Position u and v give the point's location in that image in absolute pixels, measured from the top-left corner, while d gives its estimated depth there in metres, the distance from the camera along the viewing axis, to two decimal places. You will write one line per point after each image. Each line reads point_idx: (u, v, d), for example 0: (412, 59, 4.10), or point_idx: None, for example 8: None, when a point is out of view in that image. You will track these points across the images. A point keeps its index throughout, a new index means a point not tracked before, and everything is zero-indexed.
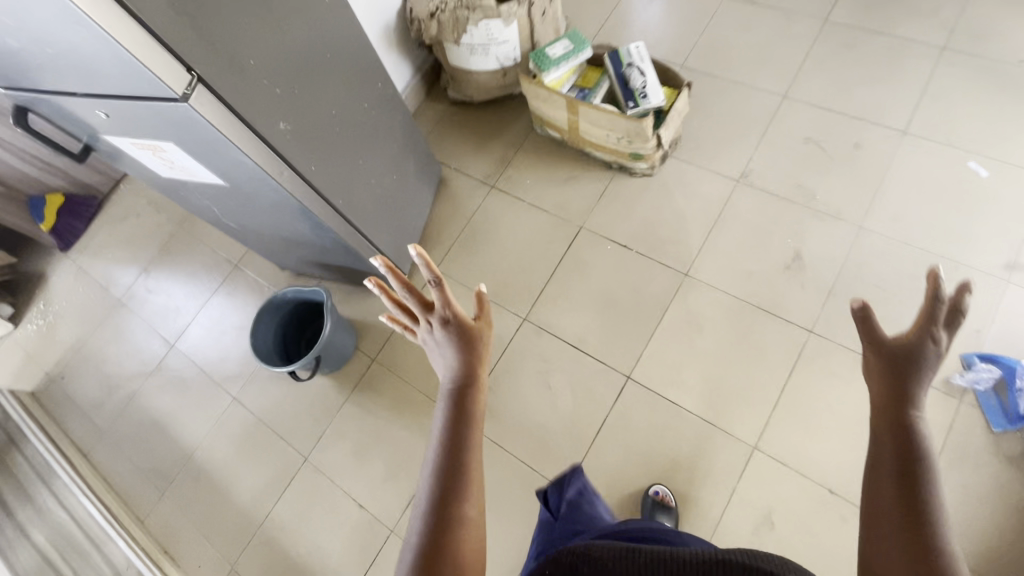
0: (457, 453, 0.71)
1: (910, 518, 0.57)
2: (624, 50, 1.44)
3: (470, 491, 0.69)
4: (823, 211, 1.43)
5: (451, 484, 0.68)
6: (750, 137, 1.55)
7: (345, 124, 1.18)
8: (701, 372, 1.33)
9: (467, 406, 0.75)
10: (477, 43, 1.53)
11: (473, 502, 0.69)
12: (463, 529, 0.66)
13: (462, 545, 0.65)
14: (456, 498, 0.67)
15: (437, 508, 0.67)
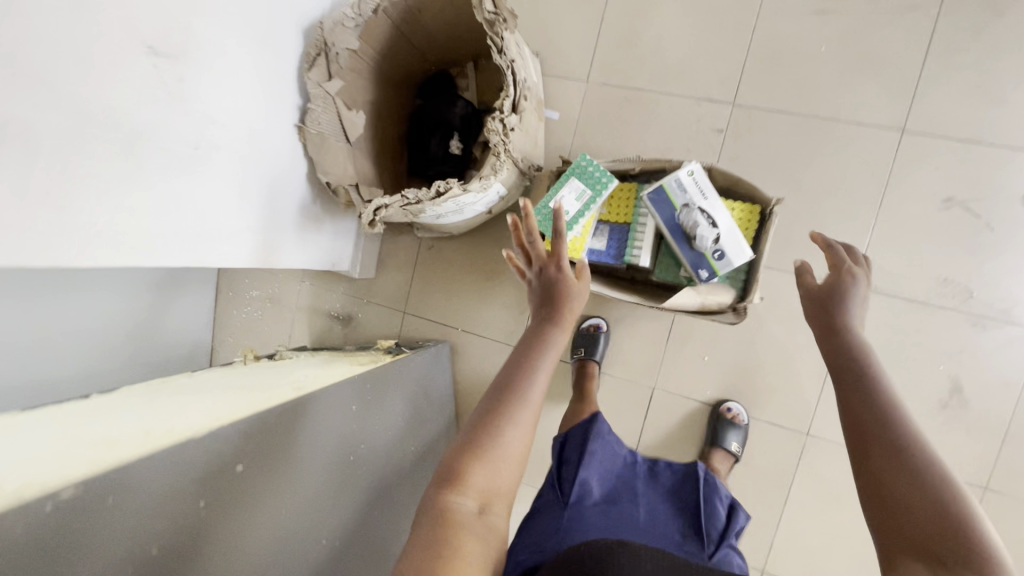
0: (534, 379, 0.73)
1: (898, 441, 0.56)
2: (669, 186, 0.93)
3: (515, 416, 0.70)
4: (984, 314, 1.04)
5: (509, 394, 0.71)
6: (862, 214, 1.08)
7: (346, 493, 0.83)
8: (848, 552, 1.13)
9: (552, 338, 0.79)
10: (445, 211, 1.01)
11: (520, 428, 0.69)
12: (507, 438, 0.68)
13: (501, 450, 0.67)
14: (509, 413, 0.70)
15: (490, 408, 0.70)
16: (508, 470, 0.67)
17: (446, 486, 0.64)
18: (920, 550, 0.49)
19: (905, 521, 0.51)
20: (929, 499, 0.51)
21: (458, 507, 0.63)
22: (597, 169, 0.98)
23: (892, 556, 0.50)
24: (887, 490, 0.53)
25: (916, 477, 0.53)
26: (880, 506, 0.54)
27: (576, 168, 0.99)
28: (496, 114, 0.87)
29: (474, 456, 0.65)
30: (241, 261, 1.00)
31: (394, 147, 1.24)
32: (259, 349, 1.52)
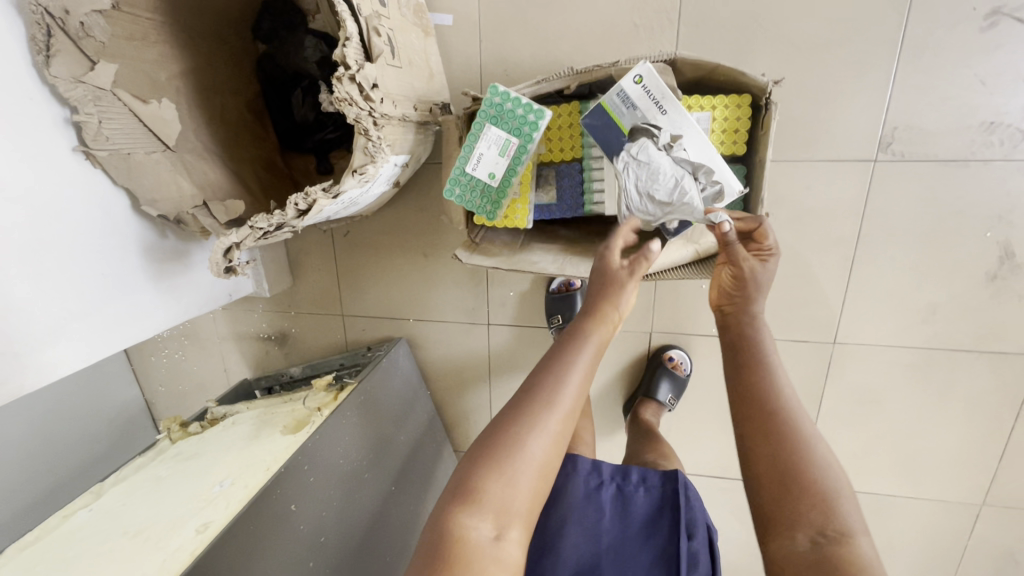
0: (565, 381, 0.61)
1: (788, 430, 0.61)
2: (610, 104, 0.68)
3: (546, 417, 0.58)
4: None
5: (535, 397, 0.59)
6: (877, 61, 0.81)
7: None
8: (895, 450, 1.03)
9: (586, 333, 0.65)
10: (334, 213, 0.72)
11: (546, 434, 0.57)
12: (530, 446, 0.56)
13: (521, 461, 0.55)
14: (533, 417, 0.58)
15: (509, 412, 0.59)
16: (528, 485, 0.56)
17: (457, 504, 0.54)
18: (807, 525, 0.55)
19: (790, 501, 0.57)
20: (809, 471, 0.58)
21: (469, 532, 0.52)
22: (518, 102, 0.68)
23: (783, 529, 0.56)
24: (776, 466, 0.59)
25: (801, 447, 0.60)
26: (771, 488, 0.59)
27: (488, 108, 0.69)
28: (339, 72, 0.55)
29: (490, 468, 0.55)
30: (86, 355, 0.74)
31: (248, 123, 0.91)
32: (199, 394, 1.30)
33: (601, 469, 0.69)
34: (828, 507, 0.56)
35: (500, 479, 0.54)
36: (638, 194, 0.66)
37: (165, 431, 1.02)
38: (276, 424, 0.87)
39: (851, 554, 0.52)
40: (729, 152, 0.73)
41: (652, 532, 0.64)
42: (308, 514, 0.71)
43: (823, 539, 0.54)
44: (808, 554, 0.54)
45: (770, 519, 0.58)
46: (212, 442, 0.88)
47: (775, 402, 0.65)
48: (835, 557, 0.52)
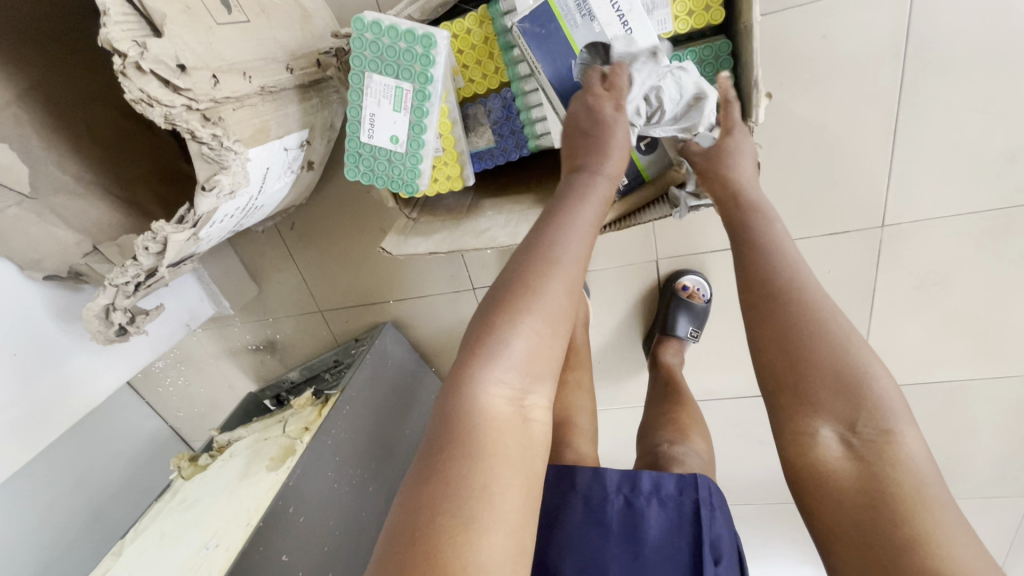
0: (575, 227, 0.46)
1: (805, 313, 0.43)
2: (560, 6, 0.52)
3: (561, 267, 0.45)
4: None
5: (539, 245, 0.46)
6: None
7: None
8: (972, 332, 0.86)
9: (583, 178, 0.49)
10: (227, 229, 0.60)
11: (564, 288, 0.45)
12: (547, 300, 0.44)
13: (538, 317, 0.43)
14: (544, 270, 0.44)
15: (519, 255, 0.46)
16: (553, 348, 0.44)
17: (470, 363, 0.42)
18: (833, 415, 0.41)
19: (798, 399, 0.42)
20: (832, 362, 0.41)
21: (485, 406, 0.41)
22: (396, 33, 0.50)
23: (800, 424, 0.42)
24: (784, 346, 0.43)
25: (825, 342, 0.42)
26: (771, 381, 0.44)
27: (361, 50, 0.51)
28: (115, 65, 0.40)
29: (493, 339, 0.42)
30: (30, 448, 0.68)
31: (134, 131, 0.77)
32: (214, 412, 1.27)
33: (605, 481, 0.62)
34: (861, 396, 0.40)
35: (505, 349, 0.42)
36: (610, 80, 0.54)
37: (176, 470, 0.98)
38: (263, 454, 0.81)
39: (893, 458, 0.39)
40: (702, 23, 0.53)
41: (672, 551, 0.57)
42: (306, 556, 0.66)
43: (857, 441, 0.40)
44: (840, 459, 0.40)
45: (780, 409, 0.43)
46: (211, 482, 0.84)
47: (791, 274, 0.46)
48: (876, 462, 0.39)
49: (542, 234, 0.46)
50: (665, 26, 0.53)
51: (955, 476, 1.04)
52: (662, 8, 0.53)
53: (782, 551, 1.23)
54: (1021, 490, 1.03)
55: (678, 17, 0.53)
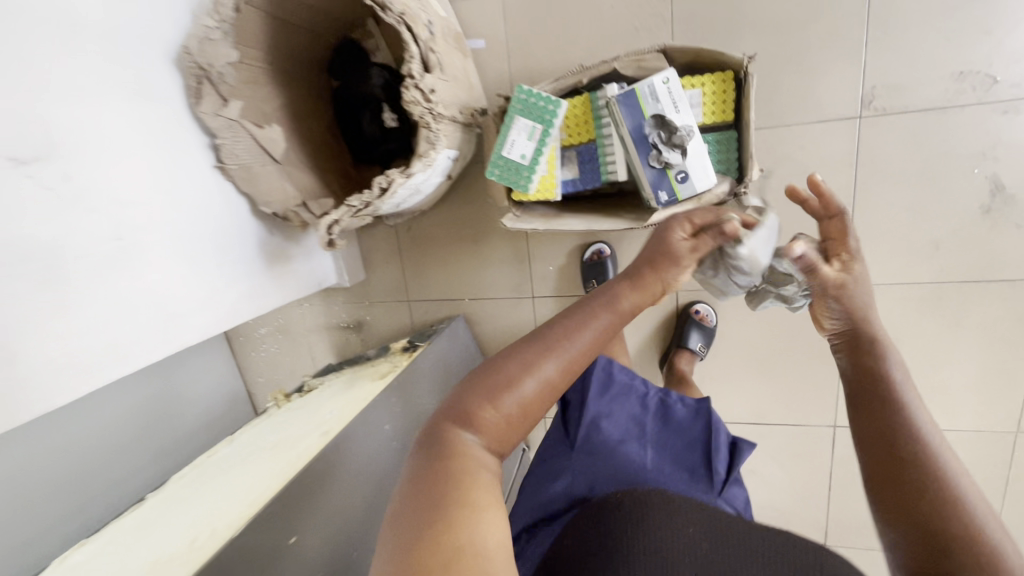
0: (576, 329, 0.55)
1: (936, 488, 0.48)
2: (641, 92, 0.84)
3: (555, 358, 0.53)
4: (1011, 95, 0.92)
5: (544, 338, 0.55)
6: (847, 33, 0.95)
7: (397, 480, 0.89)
8: (922, 385, 1.09)
9: (599, 299, 0.59)
10: (403, 201, 0.94)
11: (552, 376, 0.53)
12: (534, 378, 0.52)
13: (523, 390, 0.52)
14: (543, 355, 0.53)
15: (530, 342, 0.55)
16: (527, 421, 0.53)
17: (460, 413, 0.51)
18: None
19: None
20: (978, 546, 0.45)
21: (454, 450, 0.49)
22: (539, 97, 0.87)
23: None
24: (923, 540, 0.46)
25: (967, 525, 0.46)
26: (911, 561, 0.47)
27: (517, 104, 0.87)
28: (408, 80, 0.81)
29: (490, 396, 0.51)
30: (239, 316, 0.98)
31: (330, 142, 1.14)
32: (291, 381, 1.51)
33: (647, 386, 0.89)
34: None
35: (494, 405, 0.51)
36: (674, 147, 0.84)
37: (272, 403, 1.22)
38: (365, 378, 1.10)
39: None
40: (721, 119, 0.88)
41: (688, 431, 0.81)
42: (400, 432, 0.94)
43: None
44: None
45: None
46: (314, 399, 1.09)
47: (909, 424, 0.51)
48: None
49: (549, 331, 0.55)
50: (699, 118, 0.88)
51: None
52: (698, 107, 0.88)
53: None
54: None
55: (706, 114, 0.88)
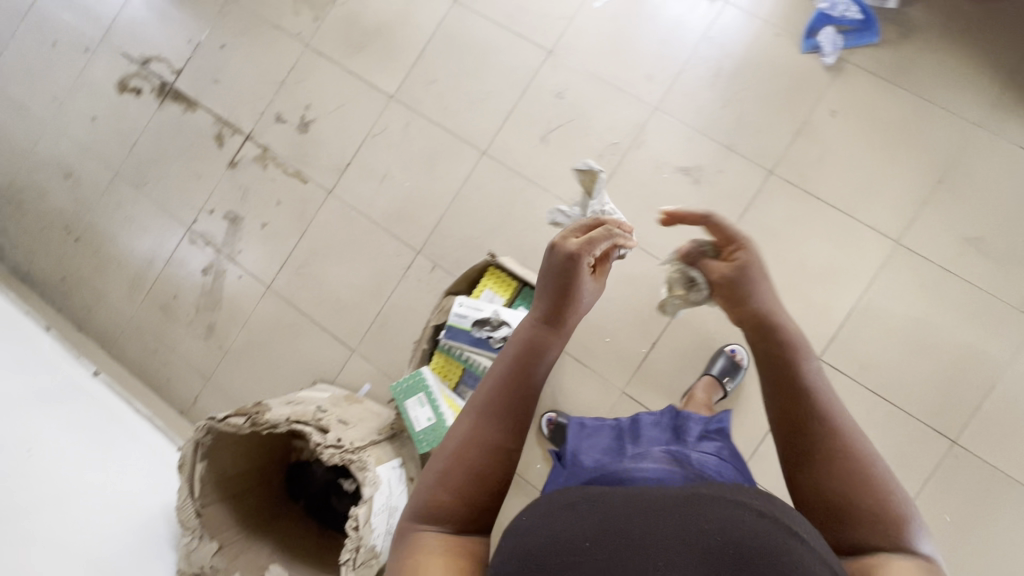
0: (516, 396, 0.68)
1: (840, 435, 0.64)
2: (454, 321, 1.16)
3: (505, 419, 0.67)
4: (630, 137, 1.37)
5: (494, 408, 0.67)
6: (531, 194, 1.40)
7: None
8: (813, 280, 1.26)
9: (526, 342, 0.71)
10: (386, 527, 1.07)
11: (506, 442, 0.66)
12: (494, 445, 0.65)
13: (483, 459, 0.64)
14: (493, 420, 0.66)
15: (484, 407, 0.67)
16: (499, 483, 0.64)
17: (439, 492, 0.62)
18: (881, 517, 0.58)
19: (865, 505, 0.59)
20: (871, 473, 0.61)
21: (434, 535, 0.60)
22: (408, 378, 1.15)
23: (870, 533, 0.58)
24: (846, 475, 0.61)
25: (864, 461, 0.62)
26: (839, 485, 0.61)
27: (399, 394, 1.15)
28: (317, 446, 1.04)
29: (461, 472, 0.63)
30: None
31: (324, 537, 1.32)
32: None
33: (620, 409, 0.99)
34: (891, 510, 0.59)
35: (468, 474, 0.63)
36: (496, 326, 1.14)
37: None
38: None
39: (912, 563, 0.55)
40: (511, 288, 1.21)
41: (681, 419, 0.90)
42: None
43: (896, 548, 0.57)
44: (886, 557, 0.56)
45: (852, 510, 0.59)
46: None
47: (838, 426, 0.65)
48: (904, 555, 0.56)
49: (495, 397, 0.67)
50: (500, 299, 1.21)
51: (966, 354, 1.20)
52: (495, 295, 1.21)
53: (986, 530, 1.17)
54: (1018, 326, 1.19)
55: (501, 294, 1.21)
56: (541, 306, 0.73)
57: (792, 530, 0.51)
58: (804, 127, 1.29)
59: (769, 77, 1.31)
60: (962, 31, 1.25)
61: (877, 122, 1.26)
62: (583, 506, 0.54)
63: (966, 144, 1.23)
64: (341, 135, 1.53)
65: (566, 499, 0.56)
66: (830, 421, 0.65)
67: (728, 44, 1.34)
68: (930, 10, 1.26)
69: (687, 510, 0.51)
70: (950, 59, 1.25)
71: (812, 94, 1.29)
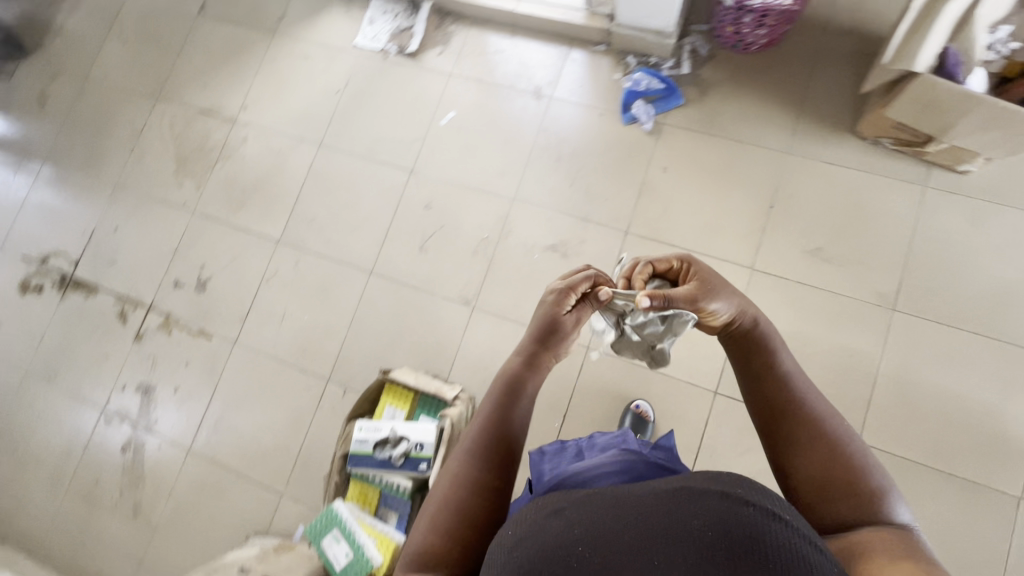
0: (508, 434, 0.69)
1: (815, 418, 0.65)
2: (356, 448, 1.18)
3: (499, 458, 0.67)
4: (498, 229, 1.49)
5: (487, 448, 0.67)
6: (422, 300, 1.48)
7: None
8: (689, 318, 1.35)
9: (516, 381, 0.74)
10: None
11: (500, 482, 0.65)
12: (488, 483, 0.65)
13: (474, 496, 0.64)
14: (486, 459, 0.66)
15: (476, 444, 0.68)
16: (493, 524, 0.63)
17: (431, 535, 0.61)
18: (865, 499, 0.58)
19: (846, 487, 0.59)
20: (853, 456, 0.61)
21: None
22: (321, 516, 1.15)
23: (855, 514, 0.58)
24: (829, 458, 0.61)
25: (844, 444, 0.62)
26: (823, 468, 0.61)
27: (314, 534, 1.14)
28: None
29: (452, 512, 0.62)
30: None
31: None
32: None
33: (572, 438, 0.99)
34: (877, 491, 0.59)
35: (460, 514, 0.62)
36: (396, 444, 1.17)
37: None
38: None
39: (902, 537, 0.54)
40: (409, 400, 1.26)
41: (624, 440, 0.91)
42: None
43: (884, 526, 0.56)
44: (872, 533, 0.55)
45: (837, 493, 0.59)
46: None
47: (818, 410, 0.65)
48: (891, 532, 0.55)
49: (489, 435, 0.68)
50: (401, 414, 1.25)
51: (845, 351, 1.26)
52: (395, 412, 1.25)
53: (925, 517, 1.16)
54: (879, 313, 1.27)
55: (402, 408, 1.25)
56: (529, 344, 0.77)
57: (775, 511, 0.47)
58: (643, 186, 1.43)
59: (602, 151, 1.47)
60: (748, 75, 1.43)
61: (703, 166, 1.41)
62: (569, 511, 0.51)
63: (783, 167, 1.37)
64: (238, 285, 1.60)
65: (551, 506, 0.53)
66: (815, 408, 0.65)
67: (560, 131, 1.51)
68: (717, 66, 1.45)
69: (671, 504, 0.48)
70: (747, 99, 1.42)
71: (642, 157, 1.44)
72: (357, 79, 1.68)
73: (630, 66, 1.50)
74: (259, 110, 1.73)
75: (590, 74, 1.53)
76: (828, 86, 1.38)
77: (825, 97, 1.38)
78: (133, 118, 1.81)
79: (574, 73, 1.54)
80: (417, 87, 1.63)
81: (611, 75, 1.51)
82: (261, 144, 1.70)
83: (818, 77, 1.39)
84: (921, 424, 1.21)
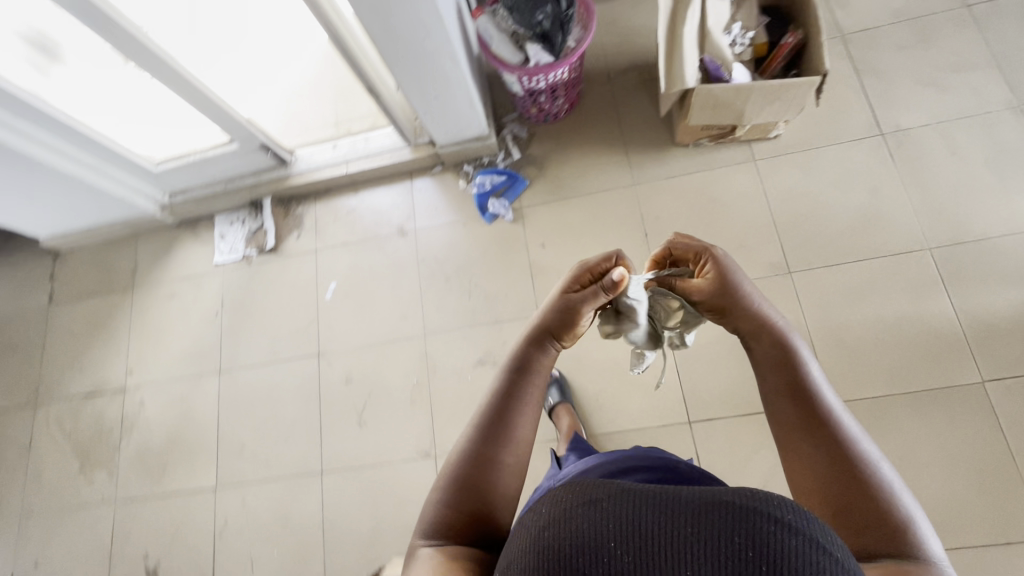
0: (525, 415, 0.69)
1: (840, 435, 0.60)
2: None
3: (514, 435, 0.67)
4: (423, 369, 1.47)
5: (507, 426, 0.67)
6: (383, 474, 1.41)
7: None
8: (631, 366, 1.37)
9: (534, 357, 0.72)
10: None
11: (514, 457, 0.67)
12: (503, 460, 0.66)
13: (490, 470, 0.65)
14: (503, 435, 0.67)
15: (494, 417, 0.68)
16: (508, 496, 0.66)
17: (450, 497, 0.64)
18: (883, 533, 0.54)
19: (864, 513, 0.55)
20: (879, 485, 0.57)
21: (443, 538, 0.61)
22: None
23: (868, 543, 0.54)
24: (848, 478, 0.58)
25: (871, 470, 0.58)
26: (843, 489, 0.57)
27: None
28: None
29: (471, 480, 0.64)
30: None
31: None
32: None
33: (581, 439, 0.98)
34: (903, 526, 0.54)
35: (476, 483, 0.64)
36: None
37: None
38: None
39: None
40: None
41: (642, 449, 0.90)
42: None
43: (901, 562, 0.52)
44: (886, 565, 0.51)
45: (854, 520, 0.55)
46: None
47: (845, 429, 0.61)
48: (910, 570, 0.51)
49: (510, 410, 0.68)
50: None
51: None
52: None
53: (921, 440, 1.18)
54: (782, 279, 1.34)
55: None
56: (550, 322, 0.74)
57: (822, 545, 0.39)
58: (533, 269, 1.48)
59: (482, 256, 1.52)
60: (570, 137, 1.56)
61: (573, 228, 1.49)
62: (607, 504, 0.41)
63: (638, 197, 1.48)
64: (191, 554, 1.45)
65: (587, 489, 0.43)
66: (842, 429, 0.61)
67: (438, 255, 1.56)
68: (541, 142, 1.58)
69: (724, 515, 0.39)
70: (579, 156, 1.54)
71: (518, 244, 1.51)
72: (230, 293, 1.67)
73: (469, 173, 1.60)
74: (146, 367, 1.66)
75: (440, 195, 1.61)
76: (636, 118, 1.54)
77: (639, 127, 1.53)
78: (15, 437, 1.66)
79: (426, 200, 1.61)
80: (290, 276, 1.64)
81: (457, 188, 1.60)
82: (161, 398, 1.61)
83: (624, 114, 1.55)
84: (870, 358, 1.25)
